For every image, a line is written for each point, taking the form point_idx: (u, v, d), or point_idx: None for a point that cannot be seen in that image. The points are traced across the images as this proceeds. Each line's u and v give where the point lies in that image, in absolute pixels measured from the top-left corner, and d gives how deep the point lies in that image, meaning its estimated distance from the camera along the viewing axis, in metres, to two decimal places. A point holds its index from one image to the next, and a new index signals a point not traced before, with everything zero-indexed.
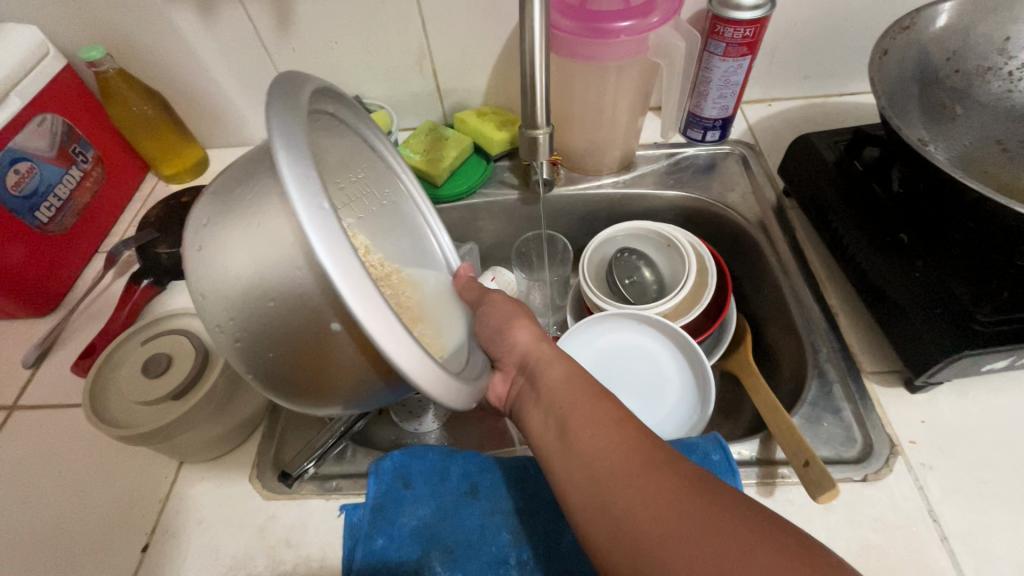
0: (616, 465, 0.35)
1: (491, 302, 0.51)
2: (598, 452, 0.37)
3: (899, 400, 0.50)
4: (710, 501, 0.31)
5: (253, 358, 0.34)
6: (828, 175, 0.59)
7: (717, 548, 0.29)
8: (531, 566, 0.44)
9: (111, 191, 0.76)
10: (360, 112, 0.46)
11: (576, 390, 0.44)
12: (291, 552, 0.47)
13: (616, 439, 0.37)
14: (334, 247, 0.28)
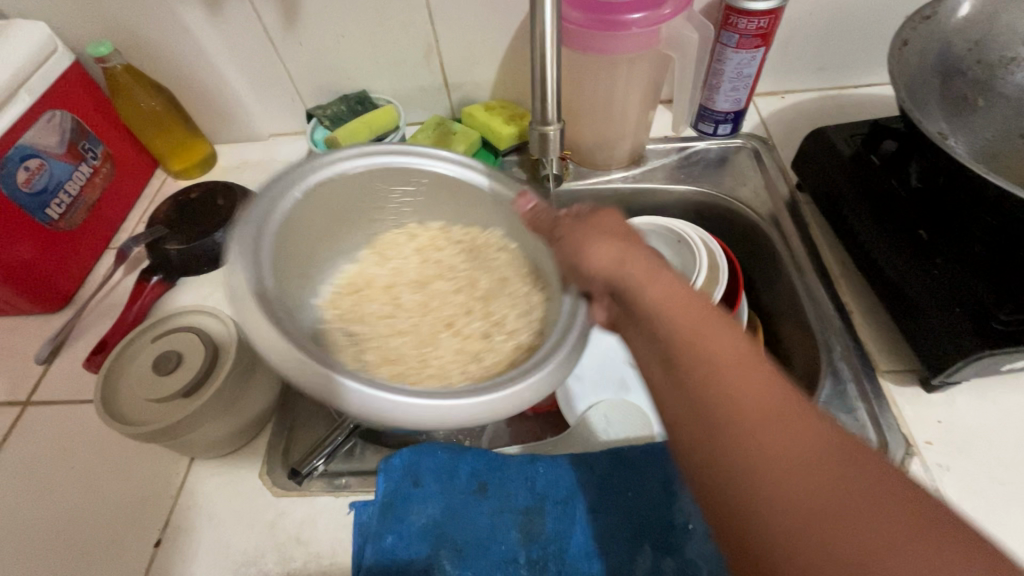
0: (748, 405, 0.27)
1: (560, 229, 0.43)
2: (722, 388, 0.28)
3: (916, 399, 0.49)
4: (869, 481, 0.24)
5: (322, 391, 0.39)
6: (844, 170, 0.58)
7: (874, 537, 0.22)
8: (541, 565, 0.44)
9: (121, 187, 0.77)
10: (303, 161, 0.51)
11: None
12: (301, 549, 0.47)
13: (737, 381, 0.28)
14: (337, 373, 0.38)
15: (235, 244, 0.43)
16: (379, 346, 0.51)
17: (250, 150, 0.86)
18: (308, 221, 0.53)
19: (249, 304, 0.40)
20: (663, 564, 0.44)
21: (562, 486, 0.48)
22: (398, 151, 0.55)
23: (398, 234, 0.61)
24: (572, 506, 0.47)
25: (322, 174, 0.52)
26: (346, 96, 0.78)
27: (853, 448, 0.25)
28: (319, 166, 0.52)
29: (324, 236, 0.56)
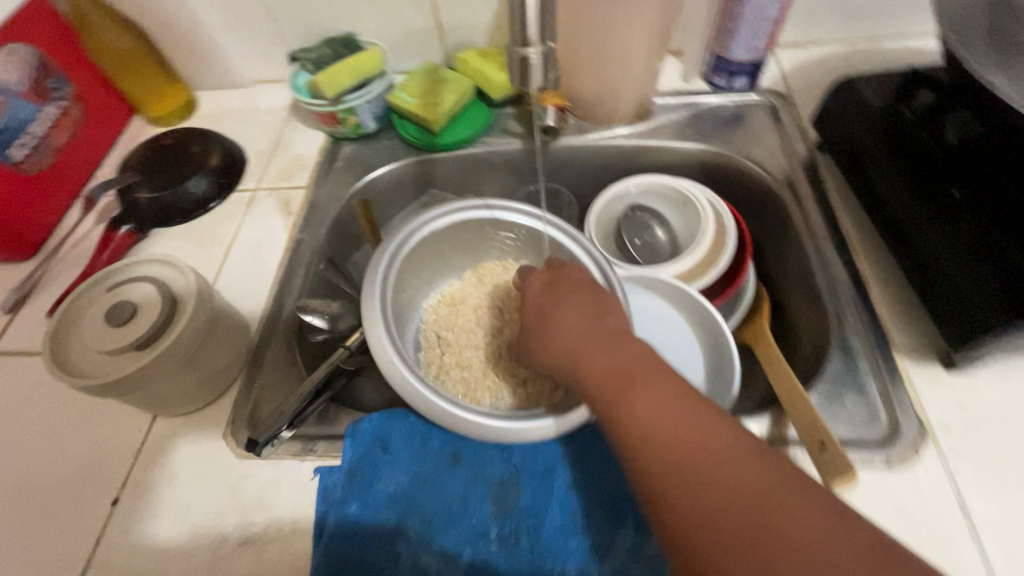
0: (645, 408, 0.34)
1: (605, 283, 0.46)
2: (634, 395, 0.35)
3: (932, 378, 0.45)
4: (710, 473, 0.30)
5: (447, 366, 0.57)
6: (870, 124, 0.52)
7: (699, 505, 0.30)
8: (513, 540, 0.41)
9: (93, 132, 0.72)
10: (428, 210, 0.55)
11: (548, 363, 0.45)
12: (262, 513, 0.44)
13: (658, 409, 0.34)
14: (419, 387, 0.44)
15: (368, 274, 0.49)
16: (454, 353, 0.58)
17: (233, 97, 0.81)
18: (425, 251, 0.58)
19: (371, 322, 0.45)
20: (645, 544, 0.40)
21: (542, 457, 0.45)
22: (485, 206, 0.57)
23: (495, 265, 0.63)
24: (550, 478, 0.43)
25: (427, 219, 0.55)
26: (331, 38, 0.72)
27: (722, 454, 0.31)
28: (420, 220, 0.54)
29: (439, 260, 0.61)
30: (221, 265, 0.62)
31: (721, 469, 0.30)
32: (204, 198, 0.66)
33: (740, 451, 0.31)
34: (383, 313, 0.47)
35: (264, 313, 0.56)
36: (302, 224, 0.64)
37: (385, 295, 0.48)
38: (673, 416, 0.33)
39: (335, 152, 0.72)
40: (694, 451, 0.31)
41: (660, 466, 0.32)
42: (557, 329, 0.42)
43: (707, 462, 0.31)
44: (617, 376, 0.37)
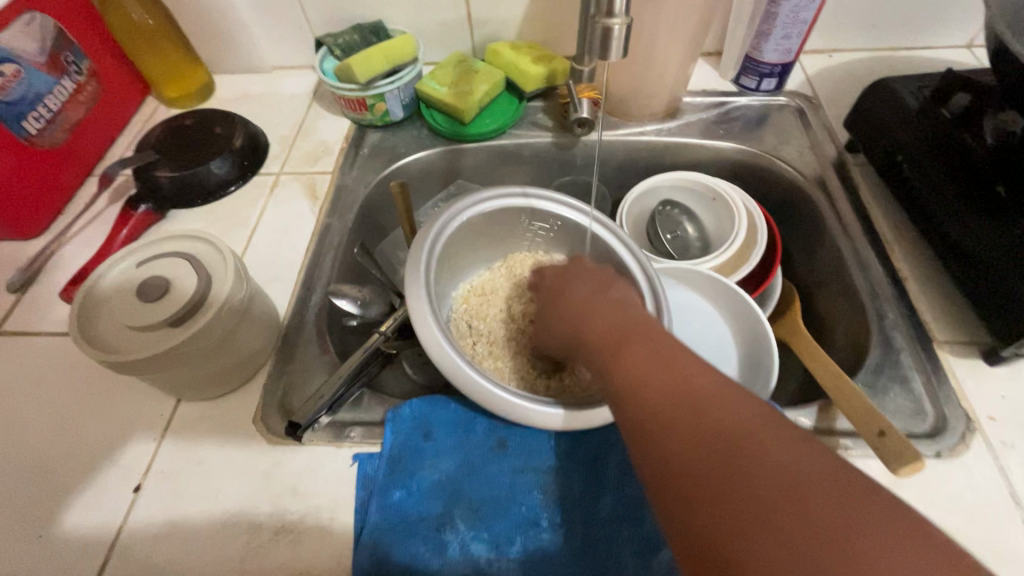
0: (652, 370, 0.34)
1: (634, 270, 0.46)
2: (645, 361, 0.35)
3: (976, 372, 0.45)
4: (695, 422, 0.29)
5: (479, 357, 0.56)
6: (909, 123, 0.53)
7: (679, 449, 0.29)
8: (566, 529, 0.40)
9: (108, 110, 0.70)
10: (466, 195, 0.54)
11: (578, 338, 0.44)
12: (298, 501, 0.42)
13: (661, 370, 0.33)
14: (467, 370, 0.43)
15: (411, 255, 0.48)
16: (488, 343, 0.57)
17: (253, 82, 0.79)
18: (460, 239, 0.57)
19: (417, 303, 0.44)
20: None
21: (590, 445, 0.43)
22: (522, 195, 0.56)
23: (526, 257, 0.62)
24: (601, 468, 0.42)
25: (464, 204, 0.54)
26: (360, 25, 0.71)
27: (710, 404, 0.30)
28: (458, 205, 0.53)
29: (472, 250, 0.60)
30: (245, 249, 0.60)
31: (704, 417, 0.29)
32: (226, 180, 0.64)
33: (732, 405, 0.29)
34: (427, 294, 0.46)
35: (293, 297, 0.54)
36: (330, 209, 0.62)
37: (429, 277, 0.47)
38: (680, 377, 0.32)
39: (360, 139, 0.71)
40: (682, 401, 0.31)
41: (668, 428, 0.30)
42: (586, 318, 0.43)
43: (721, 424, 0.29)
44: (639, 355, 0.36)
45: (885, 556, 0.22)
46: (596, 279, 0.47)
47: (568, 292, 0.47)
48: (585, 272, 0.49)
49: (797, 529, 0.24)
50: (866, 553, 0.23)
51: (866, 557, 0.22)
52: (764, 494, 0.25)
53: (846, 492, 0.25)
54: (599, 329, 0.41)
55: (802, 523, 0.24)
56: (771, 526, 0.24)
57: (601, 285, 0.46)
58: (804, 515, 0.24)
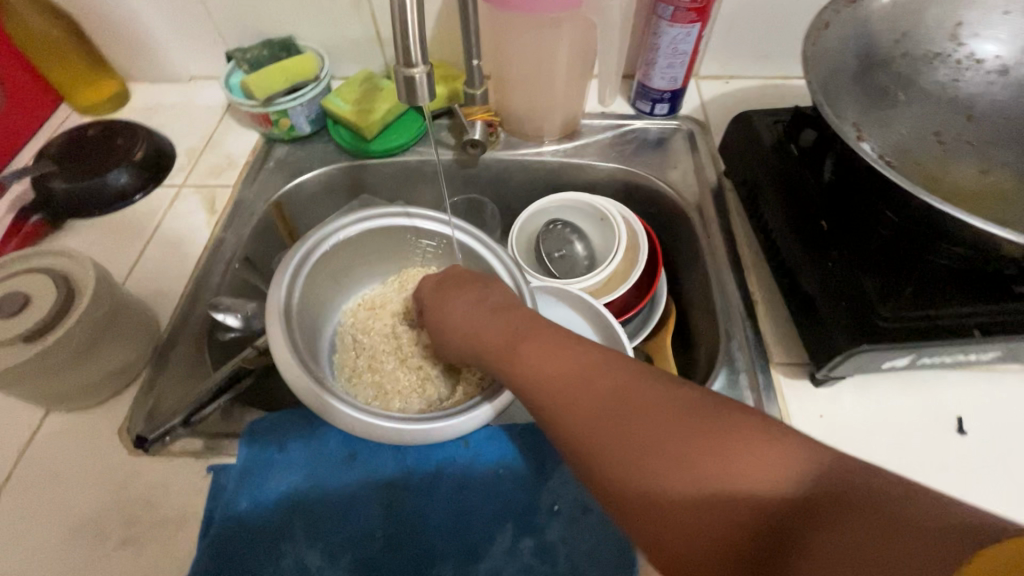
0: (536, 364, 0.39)
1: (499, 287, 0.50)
2: (530, 359, 0.39)
3: (802, 392, 0.49)
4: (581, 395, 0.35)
5: (357, 372, 0.58)
6: (761, 157, 0.55)
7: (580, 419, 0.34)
8: (397, 540, 0.42)
9: (13, 118, 0.70)
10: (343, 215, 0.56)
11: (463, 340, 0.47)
12: (149, 511, 0.44)
13: (541, 361, 0.39)
14: (312, 385, 0.45)
15: (275, 277, 0.49)
16: (369, 356, 0.59)
17: (168, 91, 0.80)
18: (343, 256, 0.59)
19: (272, 320, 0.46)
20: (522, 544, 0.42)
21: (433, 458, 0.45)
22: (404, 214, 0.58)
23: (418, 272, 0.64)
24: (440, 479, 0.45)
25: (338, 225, 0.55)
26: (270, 40, 0.73)
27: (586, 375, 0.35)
28: (331, 227, 0.55)
29: (361, 265, 0.63)
30: (136, 260, 0.61)
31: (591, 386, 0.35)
32: (125, 191, 0.66)
33: (606, 368, 0.35)
34: (285, 316, 0.47)
35: (175, 310, 0.56)
36: (226, 223, 0.64)
37: (290, 298, 0.49)
38: (564, 360, 0.37)
39: (267, 152, 0.72)
40: (565, 378, 0.36)
41: (569, 408, 0.35)
42: (472, 330, 0.46)
43: (608, 393, 0.34)
44: (529, 349, 0.40)
45: (747, 452, 0.28)
46: (474, 293, 0.49)
47: (451, 304, 0.50)
48: (464, 282, 0.51)
49: (687, 456, 0.29)
50: (734, 455, 0.28)
51: (732, 460, 0.28)
52: (656, 438, 0.30)
53: (710, 414, 0.30)
54: (487, 340, 0.44)
55: (684, 452, 0.29)
56: (666, 462, 0.29)
57: (480, 299, 0.48)
58: (686, 445, 0.29)
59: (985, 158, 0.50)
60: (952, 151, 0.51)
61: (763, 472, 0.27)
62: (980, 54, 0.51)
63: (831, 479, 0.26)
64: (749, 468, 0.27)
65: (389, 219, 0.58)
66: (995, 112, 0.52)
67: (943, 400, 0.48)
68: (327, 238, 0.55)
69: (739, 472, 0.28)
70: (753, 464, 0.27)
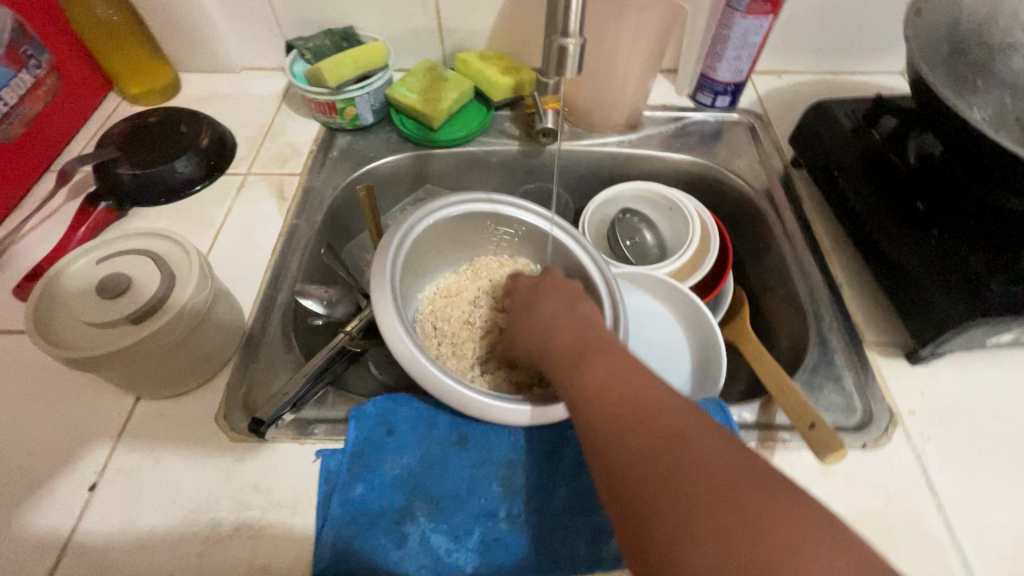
0: (601, 382, 0.37)
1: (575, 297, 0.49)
2: (597, 376, 0.38)
3: (900, 371, 0.50)
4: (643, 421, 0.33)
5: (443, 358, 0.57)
6: (844, 142, 0.57)
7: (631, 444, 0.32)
8: (523, 519, 0.41)
9: (67, 105, 0.69)
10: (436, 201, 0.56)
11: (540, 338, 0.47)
12: (259, 496, 0.43)
13: (607, 379, 0.37)
14: (424, 362, 0.44)
15: (377, 258, 0.49)
16: (454, 343, 0.58)
17: (221, 82, 0.79)
18: (427, 242, 0.58)
19: (382, 301, 0.46)
20: None
21: (546, 441, 0.45)
22: (488, 200, 0.58)
23: (491, 260, 0.64)
24: (556, 460, 0.44)
25: (431, 208, 0.55)
26: (331, 30, 0.72)
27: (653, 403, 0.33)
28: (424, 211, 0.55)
29: (439, 253, 0.62)
30: (209, 249, 0.59)
31: (653, 415, 0.33)
32: (191, 179, 0.64)
33: (675, 403, 0.33)
34: (392, 296, 0.47)
35: (257, 296, 0.55)
36: (298, 210, 0.63)
37: (394, 279, 0.48)
38: (632, 384, 0.35)
39: (330, 142, 0.71)
40: (628, 401, 0.34)
41: (618, 440, 0.33)
42: (552, 330, 0.46)
43: (662, 433, 0.31)
44: (597, 367, 0.38)
45: (799, 552, 0.25)
46: (571, 295, 0.49)
47: (535, 305, 0.50)
48: (555, 288, 0.51)
49: (726, 532, 0.26)
50: (781, 546, 0.25)
51: (783, 555, 0.25)
52: (698, 502, 0.27)
53: (767, 494, 0.27)
54: (561, 344, 0.44)
55: (726, 526, 0.26)
56: (711, 527, 0.26)
57: (558, 308, 0.48)
58: (730, 516, 0.26)
59: None
60: None
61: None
62: None
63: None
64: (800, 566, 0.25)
65: (477, 206, 0.57)
66: None
67: None
68: (420, 222, 0.54)
69: (793, 571, 0.24)
70: (811, 567, 0.25)
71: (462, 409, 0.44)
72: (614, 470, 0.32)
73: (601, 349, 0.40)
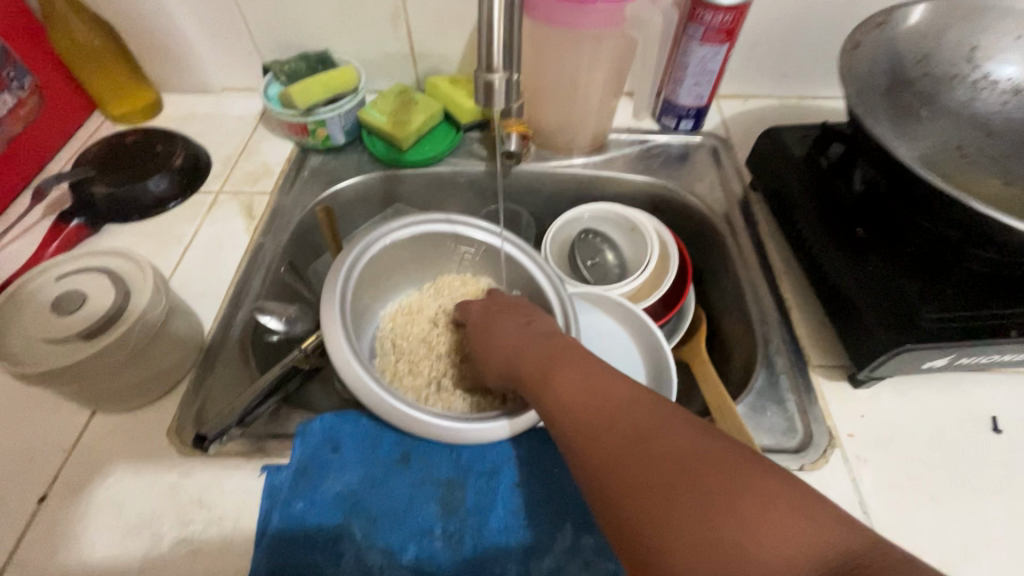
0: (570, 390, 0.38)
1: (536, 319, 0.50)
2: (566, 386, 0.39)
3: (841, 394, 0.50)
4: (614, 422, 0.34)
5: (400, 376, 0.58)
6: (795, 168, 0.59)
7: (608, 441, 0.33)
8: (457, 538, 0.42)
9: (49, 124, 0.71)
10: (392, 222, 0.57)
11: (501, 355, 0.48)
12: (203, 511, 0.44)
13: (578, 387, 0.38)
14: (370, 382, 0.45)
15: (329, 276, 0.51)
16: (411, 359, 0.59)
17: (201, 102, 0.81)
18: (386, 262, 0.60)
19: (331, 321, 0.47)
20: (583, 542, 0.43)
21: (488, 459, 0.47)
22: (447, 221, 0.59)
23: (454, 278, 0.65)
24: (495, 480, 0.46)
25: (387, 229, 0.57)
26: (307, 54, 0.75)
27: (621, 404, 0.35)
28: (381, 233, 0.56)
29: (401, 272, 0.64)
30: (177, 266, 0.61)
31: (621, 416, 0.34)
32: (164, 197, 0.66)
33: (644, 401, 0.35)
34: (342, 315, 0.48)
35: (219, 313, 0.56)
36: (265, 229, 0.65)
37: (344, 299, 0.50)
38: (604, 389, 0.37)
39: (302, 161, 0.73)
40: (598, 401, 0.36)
41: (595, 438, 0.34)
42: (515, 350, 0.46)
43: (637, 428, 0.33)
44: (564, 378, 0.40)
45: (769, 518, 0.26)
46: (525, 317, 0.50)
47: (501, 323, 0.50)
48: (506, 309, 0.53)
49: (701, 510, 0.27)
50: (750, 513, 0.26)
51: (754, 512, 0.26)
52: (676, 488, 0.28)
53: (735, 465, 0.29)
54: (526, 361, 0.45)
55: (703, 504, 0.27)
56: (682, 514, 0.28)
57: (524, 320, 0.50)
58: (705, 495, 0.28)
59: (1007, 170, 0.53)
60: (975, 164, 0.54)
61: (788, 538, 0.25)
62: (996, 75, 0.55)
63: (848, 557, 0.25)
64: (769, 531, 0.26)
65: (436, 227, 0.59)
66: (1013, 129, 0.55)
67: (978, 401, 0.49)
68: (376, 243, 0.56)
69: (761, 526, 0.26)
70: (785, 533, 0.26)
71: (403, 426, 0.44)
72: (591, 465, 0.33)
73: (560, 364, 0.41)
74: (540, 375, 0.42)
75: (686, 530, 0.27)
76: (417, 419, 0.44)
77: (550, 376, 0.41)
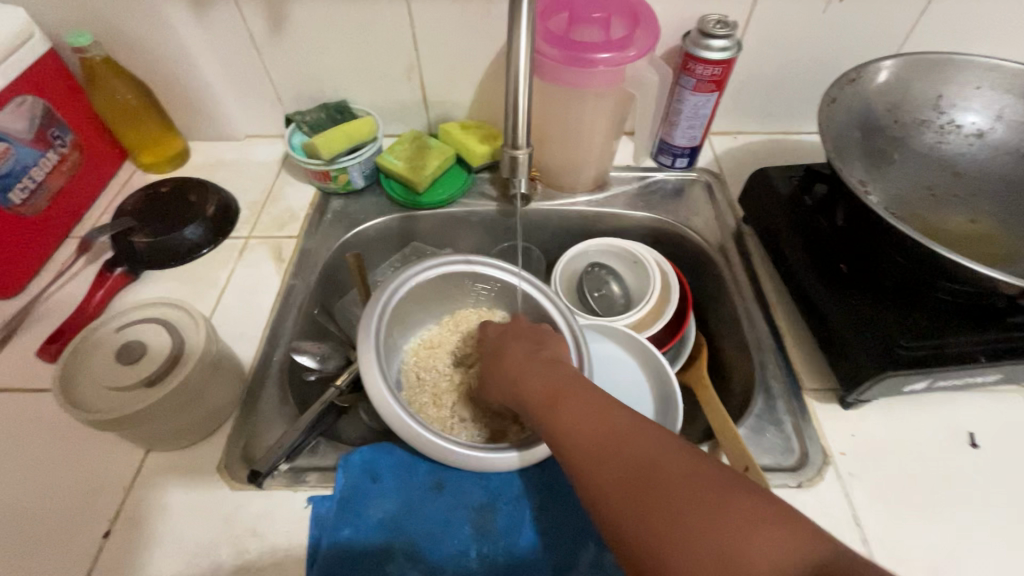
0: (575, 419, 0.42)
1: (544, 349, 0.54)
2: (571, 416, 0.42)
3: (834, 415, 0.55)
4: (615, 449, 0.38)
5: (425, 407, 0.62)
6: (782, 206, 0.65)
7: (610, 466, 0.37)
8: (491, 558, 0.47)
9: (87, 176, 0.76)
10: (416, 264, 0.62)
11: (513, 379, 0.51)
12: (256, 541, 0.47)
13: (583, 416, 0.42)
14: (404, 415, 0.49)
15: (363, 318, 0.55)
16: (434, 391, 0.63)
17: (225, 149, 0.86)
18: (410, 301, 0.65)
19: (367, 361, 0.51)
20: (604, 557, 0.47)
21: (515, 485, 0.51)
22: (465, 261, 0.64)
23: (471, 312, 0.70)
24: (522, 503, 0.50)
25: (412, 271, 0.62)
26: (326, 104, 0.81)
27: (620, 431, 0.39)
28: (406, 275, 0.61)
29: (422, 309, 0.68)
30: (214, 308, 0.66)
31: (621, 443, 0.38)
32: (198, 243, 0.71)
33: (643, 427, 0.39)
34: (377, 352, 0.53)
35: (257, 352, 0.61)
36: (294, 271, 0.69)
37: (378, 339, 0.54)
38: (604, 419, 0.41)
39: (324, 205, 0.79)
40: (601, 431, 0.40)
41: (601, 463, 0.38)
42: (521, 378, 0.50)
43: (638, 456, 0.37)
44: (572, 408, 0.43)
45: (753, 529, 0.31)
46: (532, 344, 0.54)
47: (509, 352, 0.54)
48: (522, 336, 0.56)
49: (696, 525, 0.32)
50: (738, 529, 0.31)
51: (741, 527, 0.31)
52: (674, 509, 0.33)
53: (725, 487, 0.33)
54: (532, 389, 0.48)
55: (699, 521, 0.32)
56: (679, 528, 0.32)
57: (535, 347, 0.54)
58: (698, 515, 0.32)
59: (974, 209, 0.58)
60: (944, 202, 0.59)
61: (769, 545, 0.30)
62: (961, 121, 0.61)
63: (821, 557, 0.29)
64: (751, 542, 0.30)
65: (454, 266, 0.64)
66: (978, 168, 0.60)
67: (957, 418, 0.54)
68: (403, 284, 0.61)
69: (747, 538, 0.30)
70: (771, 542, 0.30)
71: (437, 456, 0.49)
72: (598, 487, 0.37)
73: (565, 393, 0.45)
74: (547, 405, 0.45)
75: (683, 546, 0.32)
76: (451, 450, 0.48)
77: (557, 404, 0.44)
